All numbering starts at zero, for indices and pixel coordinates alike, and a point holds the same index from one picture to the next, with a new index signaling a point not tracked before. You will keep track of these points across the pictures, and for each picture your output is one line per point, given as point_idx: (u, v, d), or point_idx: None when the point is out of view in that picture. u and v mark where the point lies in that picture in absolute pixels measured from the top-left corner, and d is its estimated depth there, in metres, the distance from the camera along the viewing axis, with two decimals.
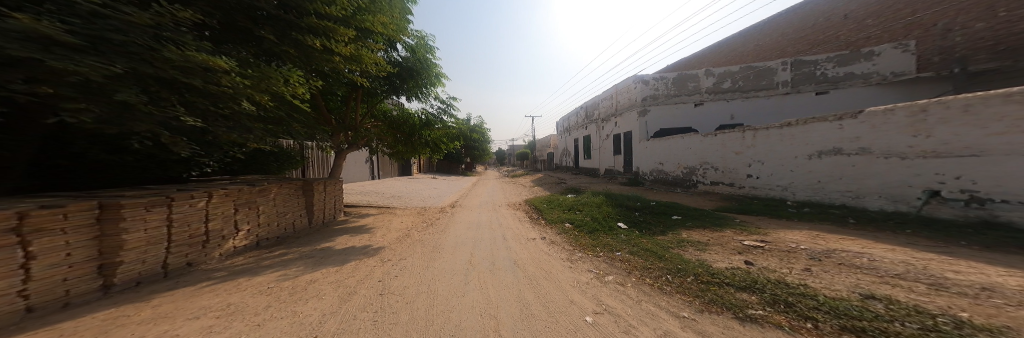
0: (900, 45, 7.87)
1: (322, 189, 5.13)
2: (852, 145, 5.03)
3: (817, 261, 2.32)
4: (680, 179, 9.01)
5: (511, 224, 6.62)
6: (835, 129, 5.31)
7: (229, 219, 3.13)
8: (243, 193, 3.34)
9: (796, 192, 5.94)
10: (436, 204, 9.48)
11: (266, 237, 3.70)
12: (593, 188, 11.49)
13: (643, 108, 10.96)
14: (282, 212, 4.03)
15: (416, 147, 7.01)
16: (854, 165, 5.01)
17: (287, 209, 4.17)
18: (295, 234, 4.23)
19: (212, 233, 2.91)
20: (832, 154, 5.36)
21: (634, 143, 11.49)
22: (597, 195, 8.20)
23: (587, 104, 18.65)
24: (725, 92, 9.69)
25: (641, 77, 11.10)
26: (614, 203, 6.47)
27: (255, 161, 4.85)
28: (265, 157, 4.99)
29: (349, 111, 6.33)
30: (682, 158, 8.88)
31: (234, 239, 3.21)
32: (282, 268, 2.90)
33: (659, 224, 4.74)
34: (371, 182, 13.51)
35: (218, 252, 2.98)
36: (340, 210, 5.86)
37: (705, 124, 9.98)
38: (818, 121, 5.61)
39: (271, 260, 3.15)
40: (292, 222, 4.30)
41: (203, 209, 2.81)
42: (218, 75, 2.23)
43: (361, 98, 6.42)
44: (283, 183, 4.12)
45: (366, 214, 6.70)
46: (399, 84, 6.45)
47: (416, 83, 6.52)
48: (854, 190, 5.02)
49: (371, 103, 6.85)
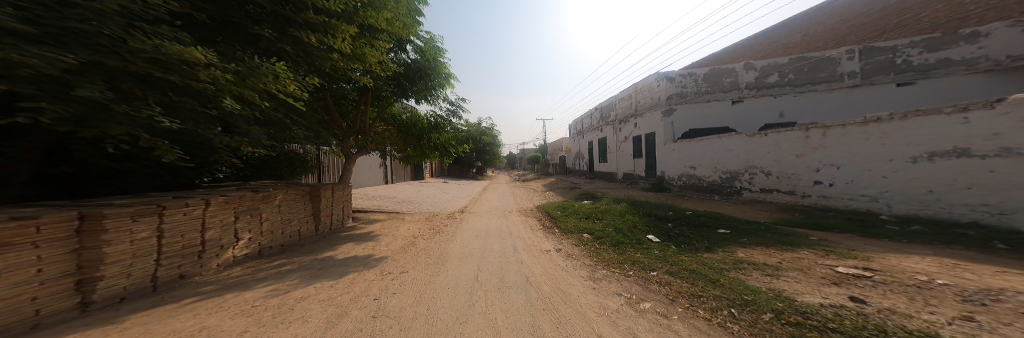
0: (1022, 21, 5.96)
1: (329, 196, 5.10)
2: (988, 143, 3.76)
3: (988, 309, 1.56)
4: (718, 186, 7.96)
5: (521, 233, 6.11)
6: (958, 124, 4.05)
7: (230, 227, 3.00)
8: (245, 200, 3.20)
9: (892, 204, 4.71)
10: (446, 209, 9.24)
11: (269, 246, 3.60)
12: (613, 194, 10.62)
13: (669, 107, 10.02)
14: (285, 219, 3.96)
15: (425, 150, 7.15)
16: (991, 171, 3.71)
17: (291, 216, 4.09)
18: (299, 243, 4.14)
19: (207, 243, 2.73)
20: (951, 155, 4.10)
21: (658, 146, 10.57)
22: (618, 202, 7.36)
23: (603, 105, 17.80)
24: (770, 87, 8.58)
25: (667, 74, 10.16)
26: (638, 210, 5.66)
27: (267, 164, 4.87)
28: (277, 161, 5.01)
29: (359, 115, 6.30)
30: (721, 161, 7.85)
31: (235, 248, 3.07)
32: (276, 282, 2.72)
33: (705, 237, 3.73)
34: (384, 187, 13.61)
35: (215, 263, 2.82)
36: (346, 217, 5.79)
37: (745, 123, 8.89)
38: (926, 114, 4.37)
39: (267, 272, 2.95)
40: (296, 230, 4.23)
41: (200, 217, 2.64)
42: (200, 70, 2.00)
43: (371, 101, 6.40)
44: (290, 190, 4.09)
45: (375, 221, 6.53)
46: (409, 86, 6.33)
47: (425, 85, 6.43)
48: (992, 203, 3.72)
49: (381, 107, 6.82)
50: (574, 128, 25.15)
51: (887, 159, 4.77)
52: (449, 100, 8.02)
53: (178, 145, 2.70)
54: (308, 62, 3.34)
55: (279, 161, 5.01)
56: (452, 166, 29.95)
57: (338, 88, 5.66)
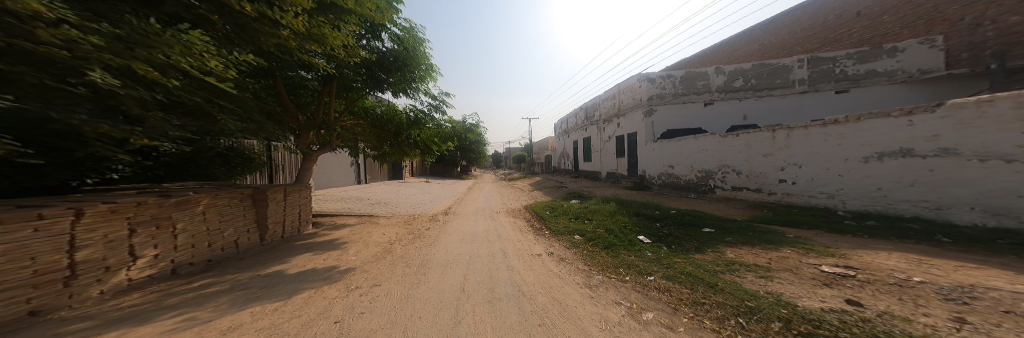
0: (926, 40, 7.40)
1: (282, 199, 4.42)
2: (929, 145, 4.27)
3: (973, 309, 1.61)
4: (695, 183, 8.54)
5: (514, 236, 5.90)
6: (903, 126, 4.58)
7: (122, 243, 2.37)
8: (144, 207, 2.55)
9: (845, 201, 5.34)
10: (427, 211, 8.70)
11: (184, 263, 2.93)
12: (596, 193, 10.90)
13: (649, 107, 10.49)
14: (213, 229, 3.30)
15: (404, 148, 6.56)
16: (931, 170, 4.24)
17: (220, 225, 3.41)
18: (239, 256, 3.51)
19: (83, 266, 2.07)
20: (897, 155, 4.64)
21: (639, 145, 11.07)
22: (604, 202, 7.47)
23: (587, 106, 18.24)
24: (737, 91, 9.30)
25: (647, 76, 10.61)
26: (628, 211, 5.75)
27: (190, 159, 3.98)
28: (206, 159, 4.21)
29: (322, 106, 5.49)
30: (698, 161, 8.45)
31: (128, 270, 2.42)
32: (191, 310, 2.15)
33: (689, 238, 3.90)
34: (357, 187, 12.57)
35: (97, 290, 2.18)
36: (306, 222, 5.11)
37: (715, 124, 9.57)
38: (878, 117, 4.93)
39: (181, 297, 2.35)
40: (232, 240, 3.58)
41: (69, 233, 1.99)
42: (37, 24, 1.38)
43: (337, 92, 5.64)
44: (221, 193, 3.42)
45: (342, 226, 5.79)
46: (384, 76, 5.62)
47: (404, 76, 5.80)
48: (931, 199, 4.26)
49: (352, 99, 6.02)
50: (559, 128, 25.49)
51: (842, 158, 5.38)
52: (432, 94, 7.40)
53: (36, 145, 1.93)
54: (243, 40, 2.71)
55: (206, 156, 4.14)
56: (433, 164, 28.90)
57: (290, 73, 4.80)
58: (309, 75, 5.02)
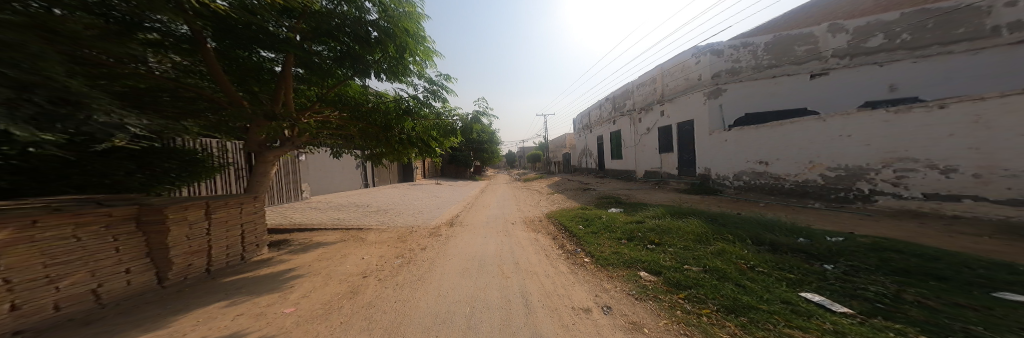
0: None
1: (206, 219, 3.32)
2: None
3: None
4: (820, 188, 6.17)
5: (529, 271, 4.16)
6: None
7: None
8: None
9: None
10: (430, 221, 7.43)
11: None
12: (638, 200, 8.90)
13: (716, 86, 8.92)
14: (34, 277, 1.83)
15: (396, 144, 5.66)
16: None
17: (58, 266, 1.97)
18: (92, 319, 2.06)
19: None
20: None
21: (701, 136, 9.45)
22: (662, 215, 5.20)
23: (620, 95, 16.26)
24: (871, 54, 7.24)
25: (716, 47, 9.10)
26: (715, 231, 3.68)
27: (75, 163, 2.82)
28: (107, 160, 3.00)
29: (280, 92, 4.32)
30: (818, 153, 6.16)
31: None
32: None
33: (997, 315, 1.56)
34: (359, 192, 11.80)
35: None
36: (262, 245, 4.25)
37: (831, 99, 7.59)
38: None
39: None
40: (85, 291, 2.14)
41: None
42: None
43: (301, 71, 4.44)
44: (47, 217, 1.93)
45: (307, 250, 4.48)
46: (362, 51, 4.45)
47: (390, 53, 4.84)
48: None
49: (320, 83, 4.80)
50: (584, 123, 23.05)
51: None
52: (429, 78, 6.08)
53: None
54: None
55: (103, 161, 2.98)
56: (448, 166, 28.19)
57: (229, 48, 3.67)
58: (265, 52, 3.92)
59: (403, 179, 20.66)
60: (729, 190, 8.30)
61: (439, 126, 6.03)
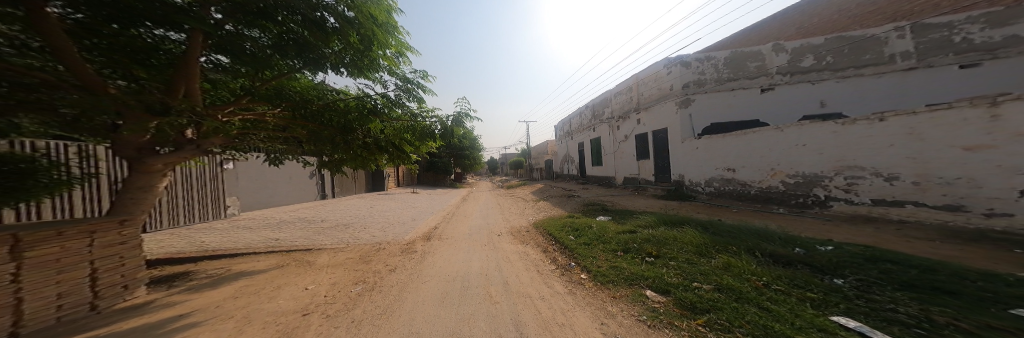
0: None
1: (13, 261, 2.20)
2: None
3: None
4: (783, 194, 6.90)
5: (520, 293, 3.68)
6: None
7: None
8: None
9: None
10: (405, 236, 6.54)
11: None
12: (620, 207, 9.02)
13: (686, 97, 9.88)
14: None
15: (356, 151, 4.89)
16: None
17: None
18: None
19: None
20: None
21: (675, 143, 10.32)
22: (653, 226, 5.10)
23: (598, 103, 16.98)
24: (807, 72, 8.38)
25: (684, 59, 10.12)
26: (717, 244, 3.61)
27: None
28: None
29: (179, 81, 3.34)
30: (777, 160, 6.98)
31: None
32: None
33: None
34: (317, 205, 10.30)
35: None
36: (136, 286, 3.30)
37: (778, 111, 8.64)
38: None
39: None
40: None
41: None
42: None
43: (220, 51, 3.59)
44: None
45: (215, 288, 3.52)
46: (315, 41, 3.89)
47: (353, 43, 4.21)
48: None
49: (247, 74, 3.84)
50: (563, 130, 23.67)
51: None
52: (403, 76, 5.32)
53: None
54: None
55: None
56: (423, 173, 26.62)
57: (98, 21, 2.73)
58: (164, 30, 3.13)
59: (372, 188, 18.99)
60: (702, 195, 9.12)
61: (415, 128, 5.25)
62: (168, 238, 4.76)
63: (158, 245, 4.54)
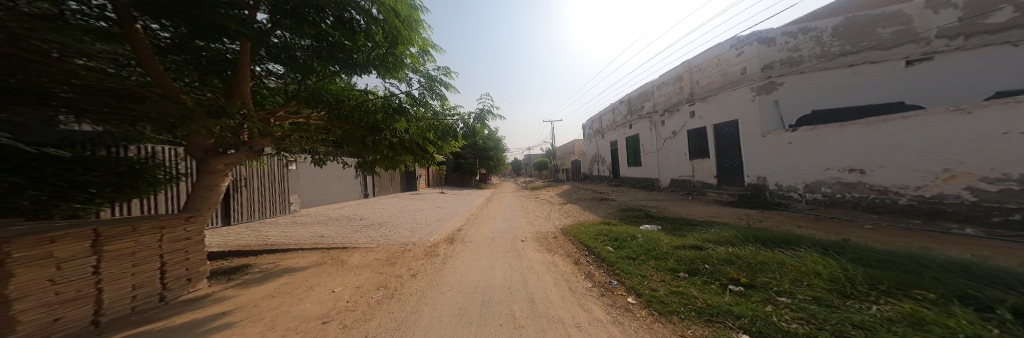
0: None
1: (93, 254, 2.19)
2: None
3: None
4: (966, 207, 4.42)
5: (550, 315, 2.90)
6: None
7: None
8: None
9: None
10: (430, 238, 6.45)
11: None
12: (673, 214, 7.38)
13: (768, 80, 7.81)
14: None
15: (383, 151, 4.83)
16: None
17: None
18: None
19: None
20: None
21: (751, 138, 8.22)
22: (730, 244, 3.55)
23: (636, 96, 15.37)
24: (1004, 31, 5.62)
25: (765, 35, 8.19)
26: (861, 272, 2.23)
27: None
28: None
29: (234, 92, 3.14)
30: (951, 157, 4.56)
31: None
32: None
33: None
34: (355, 202, 11.20)
35: None
36: (199, 279, 3.24)
37: (931, 94, 6.20)
38: None
39: None
40: None
41: None
42: None
43: (269, 57, 3.65)
44: None
45: (260, 283, 3.49)
46: (347, 43, 3.86)
47: (384, 46, 4.20)
48: None
49: (295, 78, 3.91)
50: (593, 128, 21.97)
51: None
52: (427, 73, 5.14)
53: None
54: None
55: None
56: (453, 173, 27.45)
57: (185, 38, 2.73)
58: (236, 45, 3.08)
59: (404, 188, 20.11)
60: (799, 203, 6.79)
61: (437, 127, 5.20)
62: (240, 233, 5.31)
63: (233, 237, 5.02)
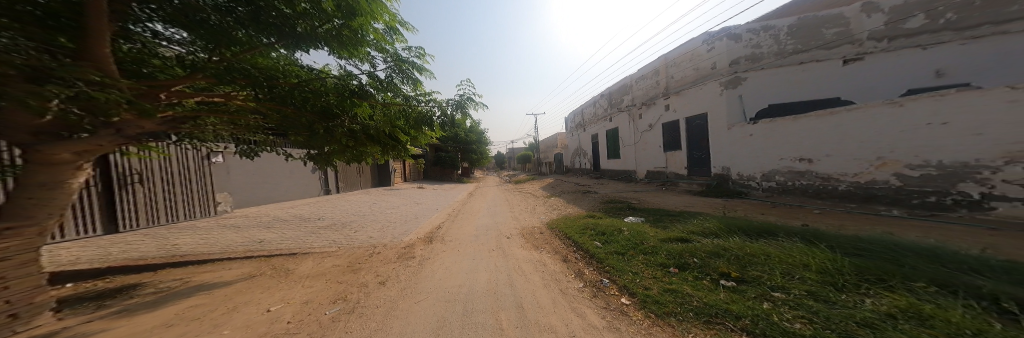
0: None
1: None
2: None
3: None
4: (895, 192, 5.12)
5: (539, 323, 2.62)
6: None
7: None
8: None
9: None
10: (406, 239, 5.82)
11: None
12: (650, 206, 7.65)
13: (735, 75, 8.53)
14: None
15: (332, 140, 4.08)
16: None
17: None
18: None
19: None
20: None
21: (718, 130, 9.09)
22: (714, 235, 3.66)
23: (615, 89, 15.83)
24: (916, 35, 6.64)
25: (733, 32, 8.88)
26: (846, 263, 2.25)
27: None
28: None
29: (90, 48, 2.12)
30: (885, 146, 5.20)
31: None
32: None
33: None
34: (318, 202, 9.96)
35: None
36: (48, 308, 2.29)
37: (861, 91, 7.11)
38: None
39: None
40: None
41: None
42: None
43: (161, 15, 2.70)
44: None
45: (152, 309, 2.56)
46: (284, 11, 3.04)
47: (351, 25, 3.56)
48: None
49: (204, 47, 3.02)
50: (574, 122, 22.39)
51: None
52: (395, 54, 4.43)
53: None
54: None
55: None
56: (431, 168, 26.21)
57: None
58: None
59: (380, 183, 18.84)
60: (757, 192, 7.59)
61: (409, 115, 4.50)
62: (139, 238, 4.06)
63: (123, 245, 3.72)
